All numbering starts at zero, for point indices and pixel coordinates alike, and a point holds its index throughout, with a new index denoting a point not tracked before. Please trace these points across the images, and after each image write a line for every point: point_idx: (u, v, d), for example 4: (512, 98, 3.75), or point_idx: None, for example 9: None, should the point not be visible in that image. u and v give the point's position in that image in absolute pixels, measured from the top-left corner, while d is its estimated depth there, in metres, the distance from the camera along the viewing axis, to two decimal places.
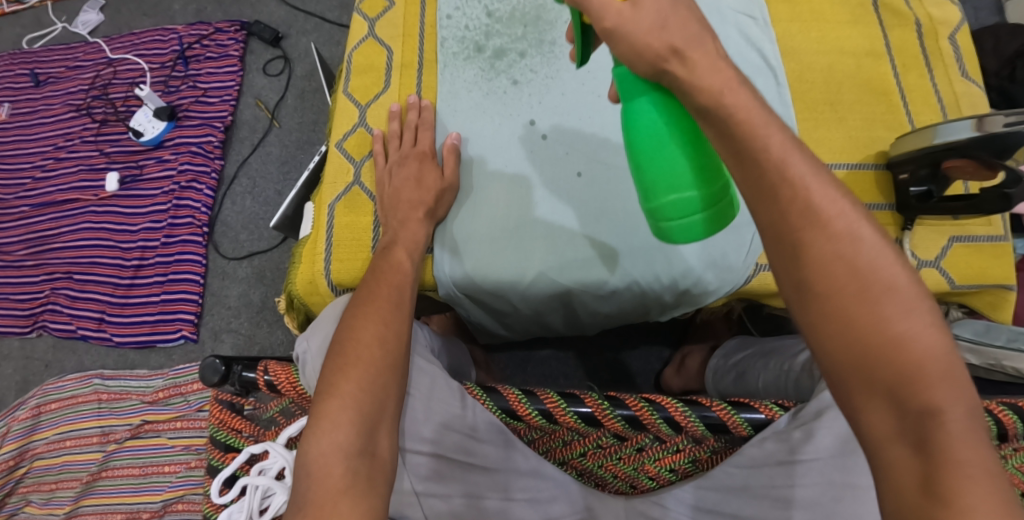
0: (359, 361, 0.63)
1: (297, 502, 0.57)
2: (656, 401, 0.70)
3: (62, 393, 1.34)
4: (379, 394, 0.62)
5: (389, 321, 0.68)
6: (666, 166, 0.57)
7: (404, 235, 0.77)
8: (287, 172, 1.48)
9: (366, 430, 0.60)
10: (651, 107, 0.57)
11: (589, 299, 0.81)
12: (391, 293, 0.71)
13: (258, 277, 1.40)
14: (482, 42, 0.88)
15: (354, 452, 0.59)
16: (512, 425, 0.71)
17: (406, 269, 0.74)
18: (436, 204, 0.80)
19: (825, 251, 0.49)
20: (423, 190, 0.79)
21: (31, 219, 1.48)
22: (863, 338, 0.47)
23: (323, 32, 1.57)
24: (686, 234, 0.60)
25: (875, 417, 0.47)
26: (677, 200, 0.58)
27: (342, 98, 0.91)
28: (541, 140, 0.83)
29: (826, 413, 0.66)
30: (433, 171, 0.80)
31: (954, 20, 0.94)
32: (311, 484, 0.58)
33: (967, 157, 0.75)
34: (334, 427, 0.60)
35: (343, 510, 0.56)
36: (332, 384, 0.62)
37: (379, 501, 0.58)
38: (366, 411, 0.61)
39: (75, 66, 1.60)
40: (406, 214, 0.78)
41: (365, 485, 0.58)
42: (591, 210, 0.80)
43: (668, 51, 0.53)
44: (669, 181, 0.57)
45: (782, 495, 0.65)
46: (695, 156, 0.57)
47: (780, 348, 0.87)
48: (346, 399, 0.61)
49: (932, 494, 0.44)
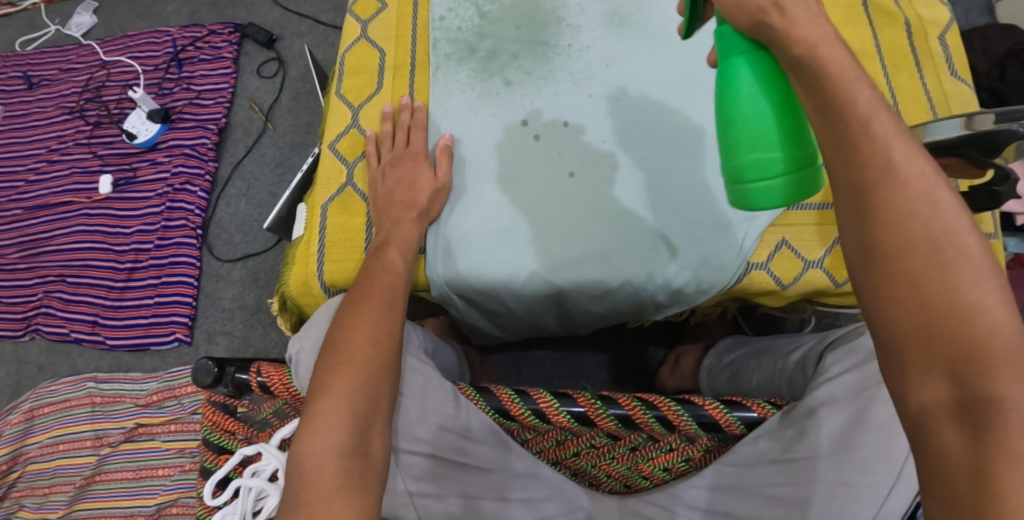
0: (353, 360, 0.64)
1: (291, 502, 0.57)
2: (648, 400, 0.71)
3: (55, 396, 1.33)
4: (373, 393, 0.62)
5: (382, 321, 0.67)
6: (757, 123, 0.55)
7: (399, 235, 0.77)
8: (281, 173, 1.48)
9: (360, 430, 0.60)
10: (750, 63, 0.55)
11: (583, 299, 0.81)
12: (385, 293, 0.71)
13: (252, 280, 1.40)
14: (475, 44, 0.88)
15: (347, 452, 0.59)
16: (505, 425, 0.72)
17: (399, 269, 0.74)
18: (430, 204, 0.80)
19: (900, 212, 0.49)
20: (417, 191, 0.80)
21: (23, 222, 1.48)
22: (931, 305, 0.47)
23: (317, 34, 1.57)
24: (767, 198, 0.56)
25: (931, 394, 0.46)
26: (761, 159, 0.55)
27: (335, 99, 0.91)
28: (535, 141, 0.83)
29: (820, 412, 0.67)
30: (427, 171, 0.81)
31: (943, 20, 0.95)
32: (304, 484, 0.58)
33: (956, 155, 0.74)
34: (327, 427, 0.60)
35: (337, 510, 0.56)
36: (326, 383, 0.63)
37: (372, 501, 0.59)
38: (359, 411, 0.61)
39: (68, 69, 1.60)
40: (400, 214, 0.79)
41: (358, 484, 0.58)
42: (584, 209, 0.80)
43: (769, 3, 0.53)
44: (758, 137, 0.55)
45: (777, 494, 0.66)
46: (787, 118, 0.55)
47: (773, 347, 0.88)
48: (340, 398, 0.61)
49: (986, 479, 0.43)
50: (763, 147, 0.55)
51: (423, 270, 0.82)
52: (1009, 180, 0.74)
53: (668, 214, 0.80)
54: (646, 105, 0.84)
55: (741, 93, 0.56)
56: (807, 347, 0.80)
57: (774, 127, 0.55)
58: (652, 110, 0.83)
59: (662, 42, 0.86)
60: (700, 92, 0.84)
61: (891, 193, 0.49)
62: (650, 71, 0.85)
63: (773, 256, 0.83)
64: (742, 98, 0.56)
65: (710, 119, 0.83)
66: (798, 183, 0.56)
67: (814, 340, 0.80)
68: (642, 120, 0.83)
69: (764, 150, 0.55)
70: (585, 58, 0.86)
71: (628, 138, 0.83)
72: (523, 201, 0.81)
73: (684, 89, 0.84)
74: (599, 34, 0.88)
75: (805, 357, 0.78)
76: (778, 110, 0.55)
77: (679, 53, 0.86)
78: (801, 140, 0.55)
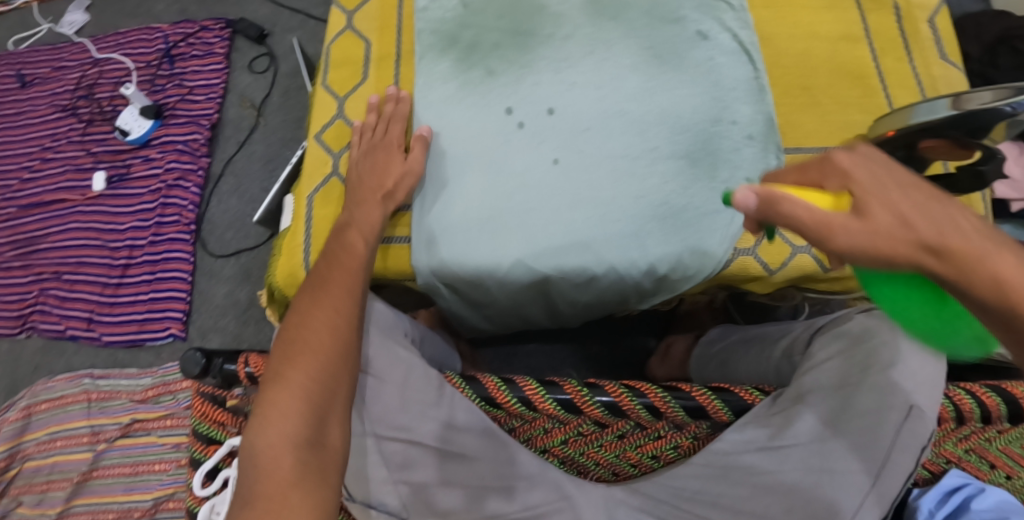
0: (308, 349, 0.64)
1: (245, 494, 0.57)
2: (635, 387, 0.71)
3: (51, 393, 1.34)
4: (328, 382, 0.63)
5: (340, 308, 0.68)
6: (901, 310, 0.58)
7: (367, 216, 0.78)
8: (273, 168, 1.48)
9: (315, 421, 0.61)
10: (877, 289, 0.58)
11: (567, 287, 0.81)
12: (346, 279, 0.71)
13: (244, 275, 1.40)
14: (457, 34, 0.88)
15: (303, 444, 0.59)
16: (491, 413, 0.72)
17: (360, 252, 0.75)
18: (395, 187, 0.81)
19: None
20: (386, 175, 0.81)
21: (18, 220, 1.48)
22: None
23: (308, 29, 1.58)
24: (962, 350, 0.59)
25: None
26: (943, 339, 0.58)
27: (320, 91, 0.91)
28: (517, 130, 0.83)
29: (805, 398, 0.68)
30: (397, 155, 0.82)
31: (931, 4, 0.94)
32: (259, 477, 0.58)
33: (941, 137, 0.73)
34: (282, 419, 0.60)
35: (294, 502, 0.57)
36: (281, 373, 0.63)
37: (331, 493, 0.59)
38: (315, 401, 0.62)
39: (60, 67, 1.60)
40: (368, 195, 0.80)
41: (316, 476, 0.59)
42: (567, 196, 0.80)
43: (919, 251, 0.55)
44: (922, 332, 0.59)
45: (763, 481, 0.66)
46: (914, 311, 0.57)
47: (761, 334, 0.88)
48: (294, 388, 0.62)
49: None
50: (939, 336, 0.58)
51: (384, 258, 0.84)
52: (995, 159, 0.72)
53: (651, 203, 0.80)
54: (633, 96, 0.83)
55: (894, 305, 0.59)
56: (793, 333, 0.80)
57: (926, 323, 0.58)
58: (631, 98, 0.83)
59: (645, 29, 0.86)
60: (685, 78, 0.84)
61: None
62: (631, 58, 0.85)
63: (760, 243, 0.83)
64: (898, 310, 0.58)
65: (696, 106, 0.83)
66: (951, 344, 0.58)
67: (802, 326, 0.80)
68: (642, 106, 0.83)
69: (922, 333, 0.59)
70: (568, 46, 0.86)
71: (610, 125, 0.82)
72: (506, 189, 0.81)
73: (662, 76, 0.84)
74: (582, 22, 0.87)
75: (793, 343, 0.78)
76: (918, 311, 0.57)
77: (662, 39, 0.86)
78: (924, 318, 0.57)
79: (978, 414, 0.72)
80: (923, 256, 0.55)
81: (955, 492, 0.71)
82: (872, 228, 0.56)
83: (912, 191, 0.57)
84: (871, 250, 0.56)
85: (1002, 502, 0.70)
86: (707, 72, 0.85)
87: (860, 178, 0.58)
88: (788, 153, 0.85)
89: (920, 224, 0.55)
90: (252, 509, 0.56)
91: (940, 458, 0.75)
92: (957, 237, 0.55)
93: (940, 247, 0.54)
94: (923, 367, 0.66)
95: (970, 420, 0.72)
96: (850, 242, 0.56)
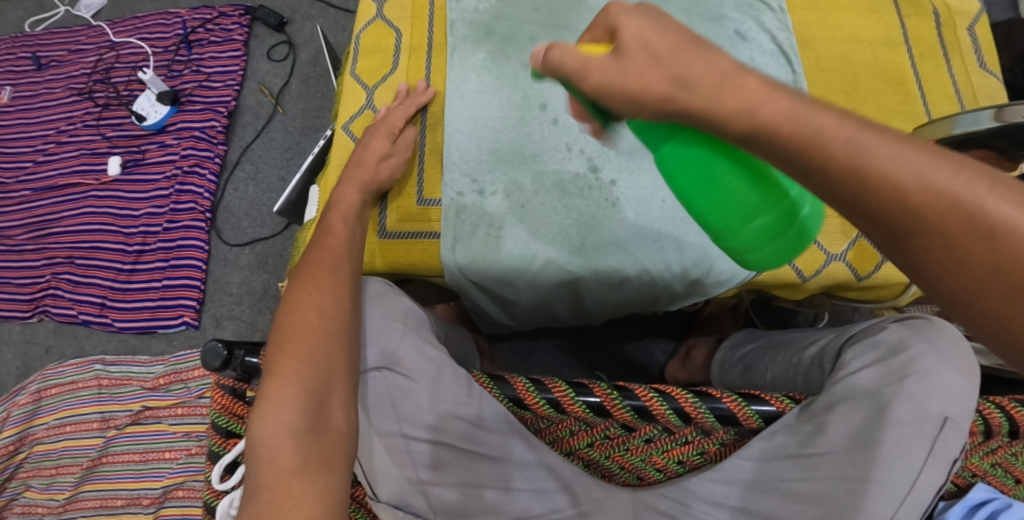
0: (298, 335, 0.65)
1: (249, 488, 0.58)
2: (665, 391, 0.69)
3: (62, 378, 1.33)
4: (325, 365, 0.63)
5: (325, 288, 0.68)
6: (706, 180, 0.53)
7: (343, 195, 0.77)
8: (290, 158, 1.47)
9: (315, 407, 0.61)
10: (676, 142, 0.53)
11: (598, 288, 0.80)
12: (327, 259, 0.71)
13: (260, 264, 1.39)
14: (491, 26, 0.87)
15: (303, 431, 0.59)
16: (518, 414, 0.71)
17: (339, 232, 0.74)
18: (380, 169, 0.80)
19: (884, 185, 0.46)
20: (370, 153, 0.80)
21: (31, 203, 1.47)
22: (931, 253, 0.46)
23: (329, 18, 1.56)
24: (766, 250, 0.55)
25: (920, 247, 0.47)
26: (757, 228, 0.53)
27: (348, 81, 0.90)
28: (552, 126, 0.82)
29: (838, 407, 0.66)
30: (384, 136, 0.81)
31: (972, 11, 0.92)
32: (262, 468, 0.58)
33: (987, 147, 0.75)
34: (278, 406, 0.60)
35: (297, 491, 0.57)
36: (275, 362, 0.63)
37: (336, 479, 0.59)
38: (311, 387, 0.62)
39: (77, 50, 1.58)
40: (352, 174, 0.79)
41: (320, 462, 0.59)
42: (599, 196, 0.79)
43: (672, 83, 0.50)
44: (732, 211, 0.53)
45: (793, 489, 0.65)
46: (734, 164, 0.52)
47: (789, 340, 0.86)
48: (288, 375, 0.62)
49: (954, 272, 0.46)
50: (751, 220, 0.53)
51: (381, 253, 0.82)
52: None
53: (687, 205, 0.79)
54: None
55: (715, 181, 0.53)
56: (824, 341, 0.78)
57: (759, 170, 0.52)
58: None
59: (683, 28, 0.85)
60: None
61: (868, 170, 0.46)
62: None
63: None
64: (695, 194, 0.53)
65: None
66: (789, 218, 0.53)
67: (832, 333, 0.79)
68: None
69: (728, 228, 0.54)
70: None
71: None
72: (537, 188, 0.80)
73: None
74: None
75: (823, 351, 0.76)
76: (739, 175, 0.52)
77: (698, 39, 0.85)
78: (759, 172, 0.52)
79: (1006, 428, 0.72)
80: (671, 91, 0.50)
81: (981, 506, 0.69)
82: (625, 64, 0.51)
83: (672, 35, 0.51)
84: (623, 87, 0.51)
85: None
86: None
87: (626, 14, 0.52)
88: None
89: (670, 58, 0.50)
90: (256, 502, 0.56)
91: (965, 472, 0.72)
92: (709, 70, 0.49)
93: (687, 80, 0.49)
94: (954, 381, 0.65)
95: (998, 435, 0.72)
96: (601, 82, 0.52)
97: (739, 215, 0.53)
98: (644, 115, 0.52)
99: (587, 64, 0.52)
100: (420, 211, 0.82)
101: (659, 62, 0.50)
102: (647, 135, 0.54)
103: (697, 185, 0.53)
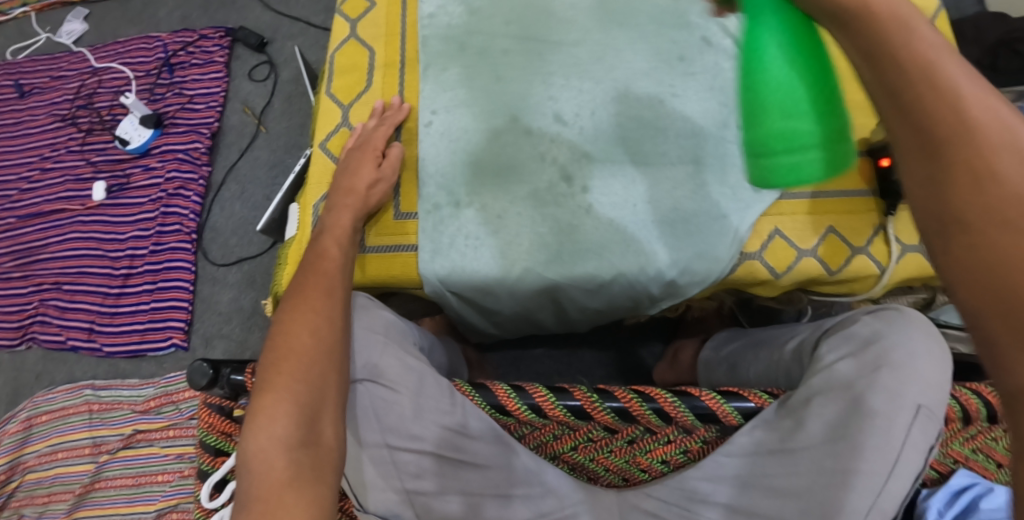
0: (292, 354, 0.64)
1: (242, 501, 0.58)
2: (644, 392, 0.70)
3: (53, 404, 1.33)
4: (316, 383, 0.63)
5: (319, 309, 0.68)
6: (782, 60, 0.54)
7: (336, 221, 0.78)
8: (276, 175, 1.47)
9: (306, 422, 0.61)
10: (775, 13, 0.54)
11: (577, 294, 0.81)
12: (320, 281, 0.71)
13: (248, 282, 1.40)
14: (464, 40, 0.88)
15: (295, 444, 0.59)
16: (501, 421, 0.72)
17: (333, 256, 0.74)
18: (369, 192, 0.81)
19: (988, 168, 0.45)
20: (357, 175, 0.81)
21: (18, 230, 1.48)
22: (981, 196, 0.45)
23: (309, 36, 1.58)
24: (792, 174, 0.55)
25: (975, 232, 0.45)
26: (790, 130, 0.53)
27: (325, 99, 0.92)
28: (525, 135, 0.83)
29: (814, 401, 0.68)
30: (370, 161, 0.82)
31: (933, 7, 0.94)
32: (254, 481, 0.59)
33: None
34: (271, 422, 0.60)
35: (288, 502, 0.57)
36: (268, 379, 0.63)
37: (327, 491, 0.59)
38: (303, 403, 0.61)
39: (59, 76, 1.59)
40: (343, 201, 0.79)
41: (311, 475, 0.59)
42: (575, 204, 0.80)
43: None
44: (781, 102, 0.53)
45: (772, 485, 0.66)
46: (812, 68, 0.54)
47: (769, 338, 0.88)
48: (281, 391, 0.62)
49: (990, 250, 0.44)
50: (792, 117, 0.53)
51: (363, 267, 0.83)
52: None
53: (660, 209, 0.80)
54: (640, 100, 0.84)
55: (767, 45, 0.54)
56: (802, 336, 0.79)
57: (832, 89, 0.55)
58: (642, 106, 0.84)
59: (651, 35, 0.87)
60: (684, 81, 0.85)
61: (978, 129, 0.46)
62: (637, 63, 0.86)
63: (766, 246, 0.82)
64: (764, 58, 0.54)
65: (705, 112, 0.83)
66: (831, 154, 0.55)
67: (809, 328, 0.80)
68: (646, 110, 0.84)
69: (767, 104, 0.54)
70: (575, 52, 0.87)
71: (614, 133, 0.83)
72: (511, 198, 0.81)
73: (670, 82, 0.85)
74: (588, 28, 0.88)
75: (801, 346, 0.77)
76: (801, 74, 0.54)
77: (661, 40, 0.87)
78: (829, 94, 0.55)
79: (985, 413, 0.71)
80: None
81: (963, 492, 0.71)
82: None
83: None
84: None
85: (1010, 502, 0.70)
86: (714, 77, 0.85)
87: None
88: None
89: None
90: (249, 512, 0.57)
91: (948, 459, 0.74)
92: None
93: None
94: (933, 370, 0.66)
95: (976, 420, 0.71)
96: None
97: (798, 105, 0.54)
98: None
99: None
100: (398, 225, 0.84)
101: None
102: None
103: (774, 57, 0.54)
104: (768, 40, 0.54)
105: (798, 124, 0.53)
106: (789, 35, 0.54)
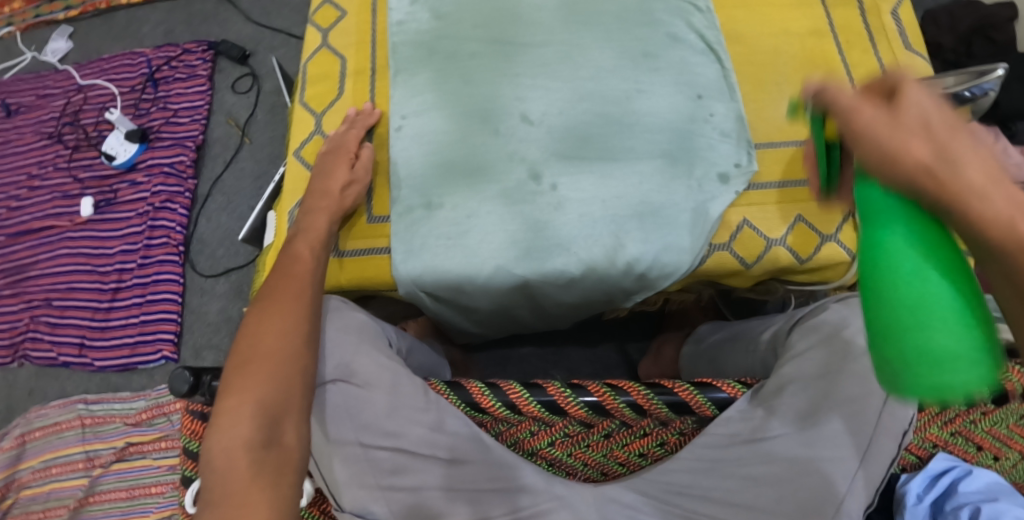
0: (259, 357, 0.65)
1: (204, 500, 0.58)
2: (618, 386, 0.71)
3: (45, 420, 1.33)
4: (282, 384, 0.64)
5: (288, 312, 0.69)
6: (912, 269, 0.49)
7: (311, 224, 0.79)
8: (261, 186, 1.49)
9: (269, 422, 0.62)
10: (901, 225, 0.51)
11: (550, 289, 0.82)
12: (291, 285, 0.72)
13: (236, 292, 1.41)
14: (434, 45, 0.89)
15: (257, 445, 0.60)
16: (477, 418, 0.72)
17: (307, 260, 0.75)
18: (343, 196, 0.82)
19: None
20: (331, 180, 0.82)
21: (7, 249, 1.48)
22: None
23: (291, 47, 1.59)
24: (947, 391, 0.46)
25: None
26: (939, 344, 0.46)
27: (299, 108, 0.93)
28: (495, 135, 0.84)
29: (786, 389, 0.68)
30: (344, 162, 0.84)
31: None
32: (216, 481, 0.59)
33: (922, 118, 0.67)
34: (234, 423, 0.61)
35: (250, 501, 0.58)
36: (234, 381, 0.64)
37: (289, 490, 0.60)
38: (267, 404, 0.62)
39: (45, 94, 1.61)
40: (319, 204, 0.80)
41: (272, 475, 0.60)
42: (545, 202, 0.81)
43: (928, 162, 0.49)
44: (918, 311, 0.48)
45: (749, 474, 0.66)
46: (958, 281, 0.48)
47: (746, 330, 0.88)
48: (246, 393, 0.63)
49: None
50: (938, 330, 0.47)
51: (341, 271, 0.84)
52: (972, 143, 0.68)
53: (630, 203, 0.81)
54: (608, 98, 0.85)
55: (892, 250, 0.50)
56: (777, 325, 0.80)
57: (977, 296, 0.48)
58: (610, 103, 0.85)
59: (618, 34, 0.88)
60: (650, 77, 0.86)
61: None
62: (605, 62, 0.87)
63: (736, 237, 0.83)
64: (894, 262, 0.49)
65: (672, 109, 0.85)
66: (988, 370, 0.46)
67: (783, 318, 0.81)
68: (614, 108, 0.85)
69: (905, 310, 0.48)
70: (544, 53, 0.88)
71: (585, 131, 0.84)
72: (482, 198, 0.82)
73: (637, 79, 0.86)
74: (557, 29, 0.89)
75: (776, 335, 0.78)
76: (941, 279, 0.48)
77: (625, 39, 0.88)
78: (977, 308, 0.48)
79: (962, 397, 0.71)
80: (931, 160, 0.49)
81: (942, 475, 0.71)
82: (894, 122, 0.51)
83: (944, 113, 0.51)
84: (880, 137, 0.51)
85: (987, 484, 0.70)
86: (679, 73, 0.87)
87: (912, 85, 0.52)
88: (761, 149, 0.87)
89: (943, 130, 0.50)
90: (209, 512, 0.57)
91: (926, 443, 0.74)
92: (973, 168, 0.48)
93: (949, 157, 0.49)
94: None
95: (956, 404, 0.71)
96: (863, 123, 0.52)
97: (944, 319, 0.47)
98: (887, 176, 0.51)
99: (857, 107, 0.53)
100: (373, 228, 0.85)
101: (933, 136, 0.50)
102: (882, 203, 0.52)
103: (903, 270, 0.49)
104: (893, 246, 0.50)
105: (946, 337, 0.46)
106: (919, 243, 0.50)
